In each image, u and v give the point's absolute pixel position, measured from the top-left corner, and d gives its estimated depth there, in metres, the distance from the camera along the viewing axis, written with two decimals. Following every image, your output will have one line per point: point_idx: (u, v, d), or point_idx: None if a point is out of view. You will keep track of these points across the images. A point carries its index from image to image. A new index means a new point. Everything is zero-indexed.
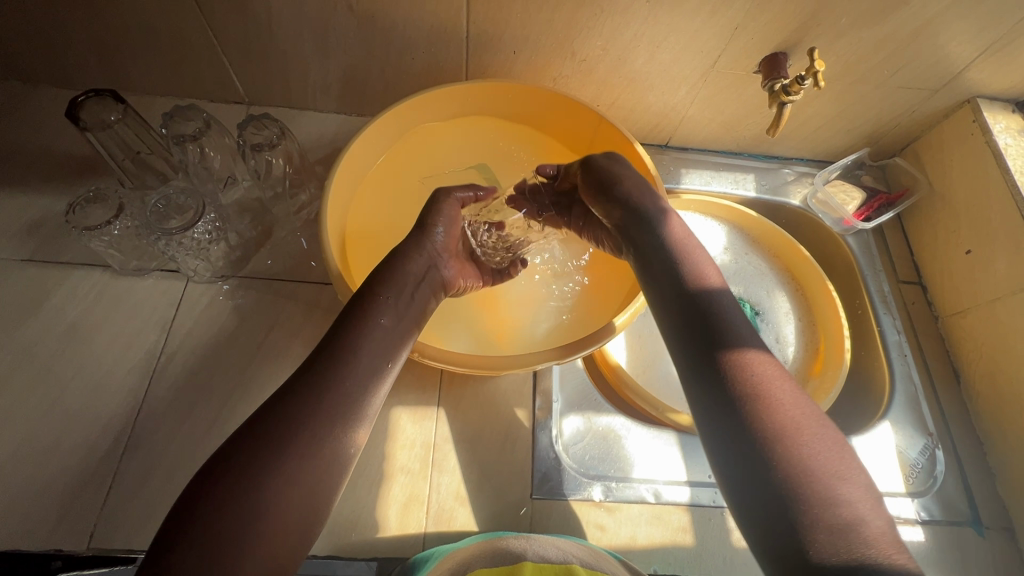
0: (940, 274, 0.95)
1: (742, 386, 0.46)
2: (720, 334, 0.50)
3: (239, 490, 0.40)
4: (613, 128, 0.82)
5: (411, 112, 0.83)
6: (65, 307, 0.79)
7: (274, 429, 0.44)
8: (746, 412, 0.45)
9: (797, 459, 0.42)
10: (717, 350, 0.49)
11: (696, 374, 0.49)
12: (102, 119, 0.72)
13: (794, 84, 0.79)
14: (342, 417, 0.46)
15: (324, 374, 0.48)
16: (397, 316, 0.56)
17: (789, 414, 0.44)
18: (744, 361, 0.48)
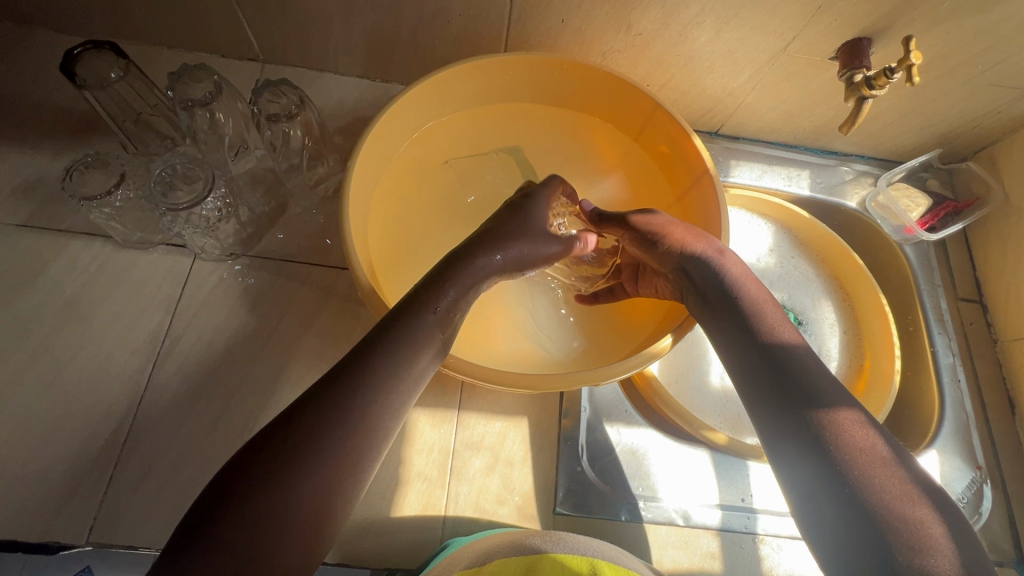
0: (1004, 293, 0.88)
1: (828, 441, 0.46)
2: (796, 385, 0.50)
3: (246, 540, 0.37)
4: (669, 116, 0.73)
5: (444, 85, 0.74)
6: (63, 280, 0.73)
7: (273, 472, 0.39)
8: (829, 464, 0.45)
9: (887, 507, 0.42)
10: (796, 400, 0.49)
11: (772, 424, 0.50)
12: (102, 77, 0.65)
13: (880, 77, 0.69)
14: (352, 453, 0.42)
15: (338, 402, 0.43)
16: (427, 337, 0.49)
17: (864, 452, 0.45)
18: (826, 413, 0.48)
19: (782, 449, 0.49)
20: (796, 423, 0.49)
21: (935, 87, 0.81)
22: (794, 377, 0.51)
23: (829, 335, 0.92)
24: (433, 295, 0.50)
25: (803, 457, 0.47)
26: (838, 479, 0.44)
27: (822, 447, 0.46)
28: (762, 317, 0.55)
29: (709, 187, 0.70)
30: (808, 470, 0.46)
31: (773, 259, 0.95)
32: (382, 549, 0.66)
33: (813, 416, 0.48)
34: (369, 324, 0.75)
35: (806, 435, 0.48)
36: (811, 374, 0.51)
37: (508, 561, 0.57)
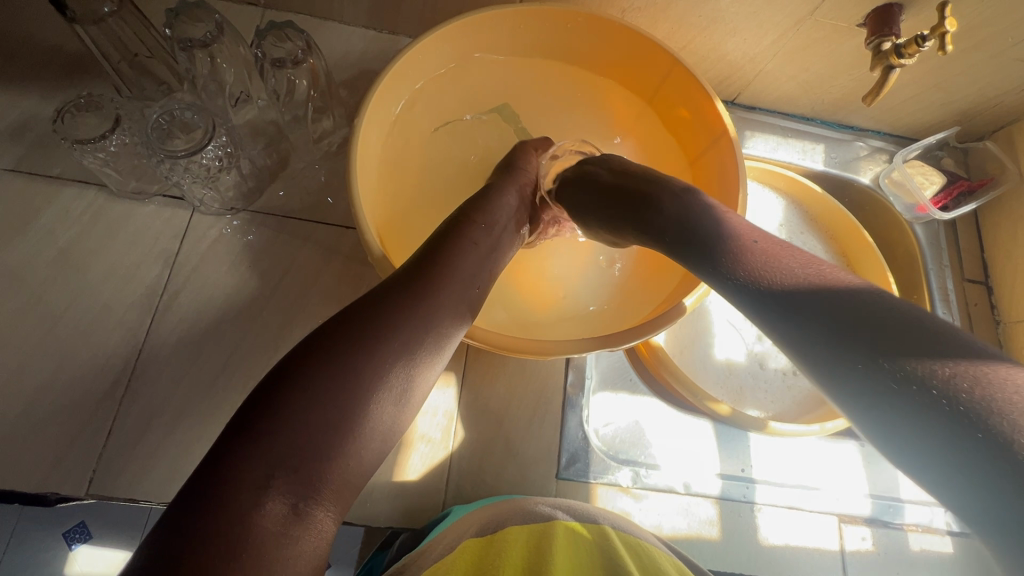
0: (1011, 275, 0.88)
1: (949, 395, 0.29)
2: (857, 333, 0.34)
3: (282, 458, 0.35)
4: (689, 76, 0.70)
5: (457, 37, 0.71)
6: (55, 228, 0.71)
7: (316, 383, 0.38)
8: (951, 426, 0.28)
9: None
10: (877, 355, 0.33)
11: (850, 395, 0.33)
12: (93, 10, 0.60)
13: (911, 45, 0.67)
14: (394, 375, 0.41)
15: (365, 329, 0.41)
16: (464, 280, 0.49)
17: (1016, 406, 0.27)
18: (917, 356, 0.31)
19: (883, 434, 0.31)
20: (895, 380, 0.31)
21: (962, 60, 0.79)
22: (858, 323, 0.34)
23: None
24: (457, 238, 0.52)
25: (914, 428, 0.29)
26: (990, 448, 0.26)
27: (943, 401, 0.29)
28: (780, 261, 0.41)
29: (726, 151, 0.68)
30: (933, 450, 0.28)
31: (783, 235, 0.94)
32: (385, 508, 0.66)
33: (918, 367, 0.31)
34: (374, 285, 0.73)
35: (913, 396, 0.30)
36: (884, 309, 0.34)
37: (519, 527, 0.55)
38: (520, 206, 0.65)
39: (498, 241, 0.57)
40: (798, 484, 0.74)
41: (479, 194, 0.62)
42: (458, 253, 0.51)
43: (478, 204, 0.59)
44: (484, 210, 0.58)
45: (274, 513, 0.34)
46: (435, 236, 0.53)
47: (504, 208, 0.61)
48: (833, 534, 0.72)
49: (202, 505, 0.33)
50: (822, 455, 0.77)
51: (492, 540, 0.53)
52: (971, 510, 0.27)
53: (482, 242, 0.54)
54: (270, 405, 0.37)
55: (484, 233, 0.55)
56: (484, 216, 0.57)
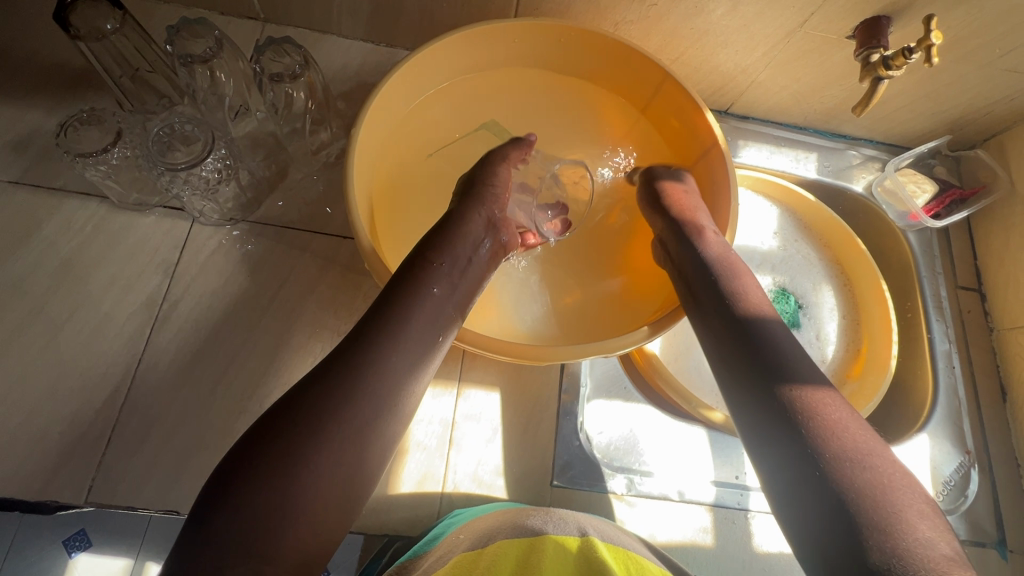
0: (1004, 282, 0.88)
1: (809, 425, 0.45)
2: (775, 367, 0.50)
3: (243, 538, 0.36)
4: (680, 88, 0.71)
5: (453, 50, 0.72)
6: (57, 239, 0.72)
7: (269, 466, 0.38)
8: (805, 443, 0.45)
9: (871, 506, 0.41)
10: (776, 383, 0.49)
11: (757, 407, 0.49)
12: (96, 27, 0.62)
13: (899, 57, 0.68)
14: (355, 440, 0.41)
15: (321, 398, 0.41)
16: (418, 327, 0.48)
17: (845, 436, 0.44)
18: (806, 387, 0.48)
19: (760, 430, 0.48)
20: (775, 403, 0.48)
21: (951, 70, 0.80)
22: (779, 357, 0.50)
23: (827, 319, 0.92)
24: (410, 285, 0.51)
25: (786, 444, 0.46)
26: (822, 463, 0.43)
27: (804, 435, 0.45)
28: (752, 296, 0.55)
29: (717, 161, 0.69)
30: (788, 455, 0.45)
31: (777, 243, 0.95)
32: (381, 515, 0.66)
33: (789, 392, 0.48)
34: (370, 294, 0.74)
35: (784, 420, 0.47)
36: (792, 351, 0.51)
37: (510, 540, 0.55)
38: (485, 230, 0.63)
39: (460, 272, 0.56)
40: None
41: (439, 226, 0.60)
42: (409, 302, 0.49)
43: (438, 239, 0.57)
44: (445, 243, 0.57)
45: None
46: (389, 283, 0.52)
47: (466, 237, 0.59)
48: None
49: None
50: None
51: (478, 556, 0.53)
52: (799, 492, 0.44)
53: (436, 284, 0.52)
54: (225, 491, 0.37)
55: (442, 273, 0.54)
56: (444, 251, 0.56)
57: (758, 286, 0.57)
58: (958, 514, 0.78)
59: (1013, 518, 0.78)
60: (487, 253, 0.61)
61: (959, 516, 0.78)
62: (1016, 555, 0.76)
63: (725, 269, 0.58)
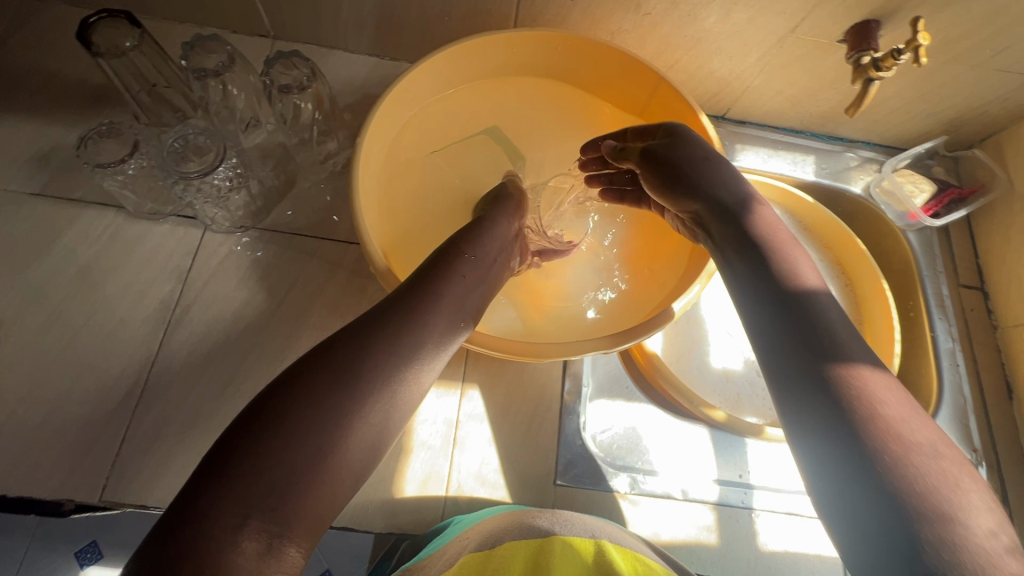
0: (1006, 280, 0.88)
1: (868, 421, 0.39)
2: (827, 346, 0.44)
3: (263, 494, 0.36)
4: (675, 92, 0.73)
5: (454, 60, 0.75)
6: (75, 248, 0.75)
7: (289, 426, 0.39)
8: (858, 436, 0.39)
9: (932, 497, 0.36)
10: (826, 363, 0.43)
11: (800, 387, 0.43)
12: (115, 45, 0.66)
13: (888, 58, 0.70)
14: (373, 409, 0.42)
15: (349, 365, 0.43)
16: (446, 315, 0.50)
17: (898, 424, 0.39)
18: (846, 359, 0.43)
19: (802, 412, 0.42)
20: (819, 383, 0.42)
21: (943, 71, 0.81)
22: (826, 336, 0.44)
23: None
24: (441, 272, 0.53)
25: (834, 432, 0.40)
26: (866, 453, 0.38)
27: (855, 420, 0.39)
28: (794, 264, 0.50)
29: None
30: (847, 461, 0.38)
31: None
32: (386, 514, 0.67)
33: (839, 377, 0.42)
34: (376, 297, 0.76)
35: (847, 423, 0.39)
36: (842, 331, 0.45)
37: (518, 543, 0.54)
38: (511, 236, 0.65)
39: (485, 271, 0.58)
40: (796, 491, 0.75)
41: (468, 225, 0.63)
42: (439, 288, 0.51)
43: (466, 236, 0.60)
44: (468, 238, 0.59)
45: (248, 551, 0.34)
46: (420, 270, 0.54)
47: (494, 238, 0.62)
48: None
49: (178, 536, 0.34)
50: None
51: (490, 556, 0.53)
52: (840, 484, 0.38)
53: (466, 276, 0.55)
54: (241, 445, 0.38)
55: (472, 266, 0.56)
56: (472, 248, 0.58)
57: (806, 259, 0.52)
58: None
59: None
60: (506, 257, 0.63)
61: None
62: None
63: (784, 261, 0.50)
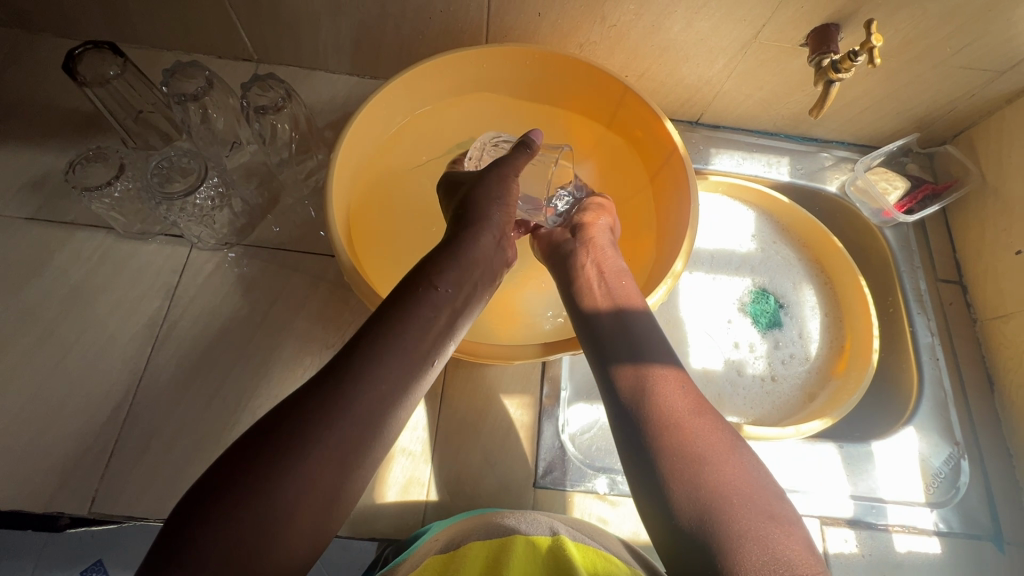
0: (983, 273, 0.89)
1: (653, 414, 0.50)
2: (630, 354, 0.55)
3: (229, 552, 0.38)
4: (640, 100, 0.75)
5: (426, 77, 0.77)
6: (67, 269, 0.77)
7: (283, 453, 0.41)
8: (646, 430, 0.49)
9: (695, 475, 0.45)
10: (628, 368, 0.54)
11: (610, 392, 0.54)
12: (101, 74, 0.69)
13: (845, 61, 0.72)
14: (344, 459, 0.43)
15: (315, 417, 0.43)
16: (415, 346, 0.51)
17: (678, 416, 0.49)
18: (645, 367, 0.53)
19: (617, 426, 0.52)
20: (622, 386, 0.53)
21: (907, 70, 0.83)
22: (632, 346, 0.56)
23: (810, 317, 0.93)
24: (410, 306, 0.53)
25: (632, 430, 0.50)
26: (652, 444, 0.48)
27: (650, 424, 0.49)
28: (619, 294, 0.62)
29: (679, 168, 0.73)
30: (640, 451, 0.49)
31: (756, 245, 0.97)
32: (368, 519, 0.68)
33: (634, 378, 0.53)
34: (357, 308, 0.79)
35: (639, 420, 0.50)
36: (648, 341, 0.56)
37: (479, 543, 0.56)
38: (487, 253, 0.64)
39: (458, 298, 0.58)
40: None
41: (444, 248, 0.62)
42: (407, 323, 0.51)
43: (438, 263, 0.59)
44: (457, 259, 0.61)
45: None
46: (389, 302, 0.54)
47: (467, 262, 0.61)
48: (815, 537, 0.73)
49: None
50: (799, 455, 0.79)
51: (451, 557, 0.54)
52: (638, 474, 0.49)
53: (439, 308, 0.55)
54: (212, 507, 0.39)
55: (443, 298, 0.56)
56: (443, 276, 0.58)
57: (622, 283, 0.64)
58: (950, 506, 0.77)
59: (1009, 510, 0.77)
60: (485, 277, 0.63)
61: (951, 508, 0.77)
62: (1014, 547, 0.75)
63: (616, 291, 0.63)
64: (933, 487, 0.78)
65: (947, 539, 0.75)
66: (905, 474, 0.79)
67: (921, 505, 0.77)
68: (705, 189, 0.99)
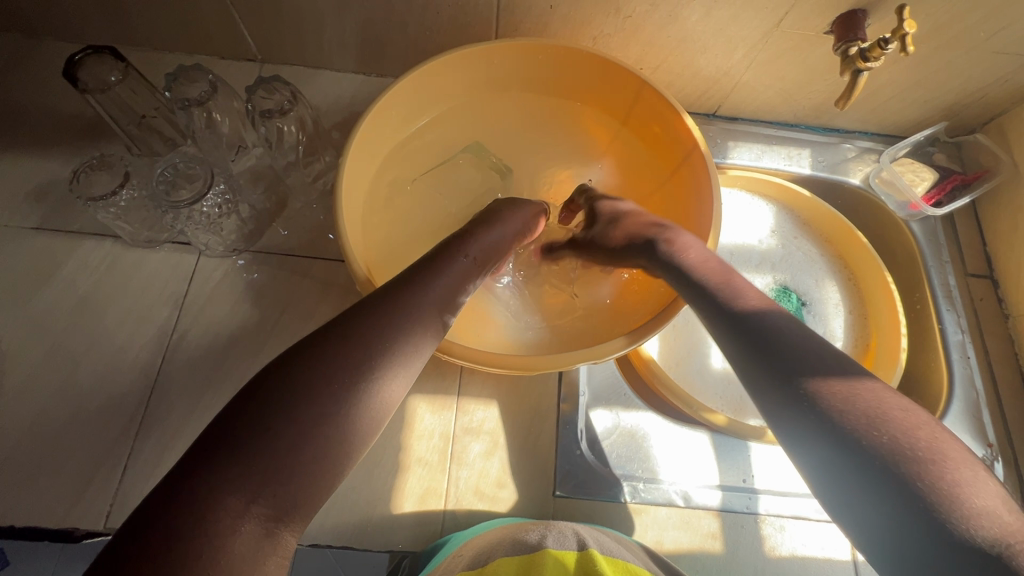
0: (1015, 267, 0.86)
1: (852, 419, 0.41)
2: (795, 358, 0.46)
3: (238, 482, 0.35)
4: (658, 95, 0.72)
5: (434, 75, 0.75)
6: (75, 279, 0.76)
7: (277, 413, 0.38)
8: (854, 439, 0.40)
9: (951, 490, 0.36)
10: (797, 375, 0.45)
11: (783, 401, 0.45)
12: (102, 80, 0.67)
13: (875, 48, 0.69)
14: (358, 404, 0.41)
15: (328, 357, 0.41)
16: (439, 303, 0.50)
17: (892, 419, 0.40)
18: (823, 375, 0.44)
19: (819, 442, 0.42)
20: (803, 396, 0.44)
21: (937, 57, 0.79)
22: (791, 349, 0.46)
23: (834, 315, 0.90)
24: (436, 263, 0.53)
25: (828, 441, 0.41)
26: (863, 454, 0.39)
27: (867, 439, 0.39)
28: (738, 291, 0.53)
29: (699, 165, 0.70)
30: (854, 466, 0.39)
31: (776, 241, 0.94)
32: (385, 531, 0.67)
33: (811, 385, 0.44)
34: None
35: (839, 428, 0.41)
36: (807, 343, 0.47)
37: (506, 562, 0.54)
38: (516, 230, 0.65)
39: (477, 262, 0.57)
40: (804, 493, 0.73)
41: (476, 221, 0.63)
42: (430, 277, 0.51)
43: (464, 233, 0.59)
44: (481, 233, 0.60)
45: (228, 542, 0.34)
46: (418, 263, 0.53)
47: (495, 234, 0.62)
48: (845, 543, 0.71)
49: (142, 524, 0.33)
50: None
51: (479, 574, 0.53)
52: (858, 495, 0.39)
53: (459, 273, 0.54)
54: (222, 439, 0.37)
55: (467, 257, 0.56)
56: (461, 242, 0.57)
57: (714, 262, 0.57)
58: None
59: None
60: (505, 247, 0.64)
61: None
62: None
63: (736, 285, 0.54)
64: None
65: None
66: None
67: None
68: (723, 184, 0.96)
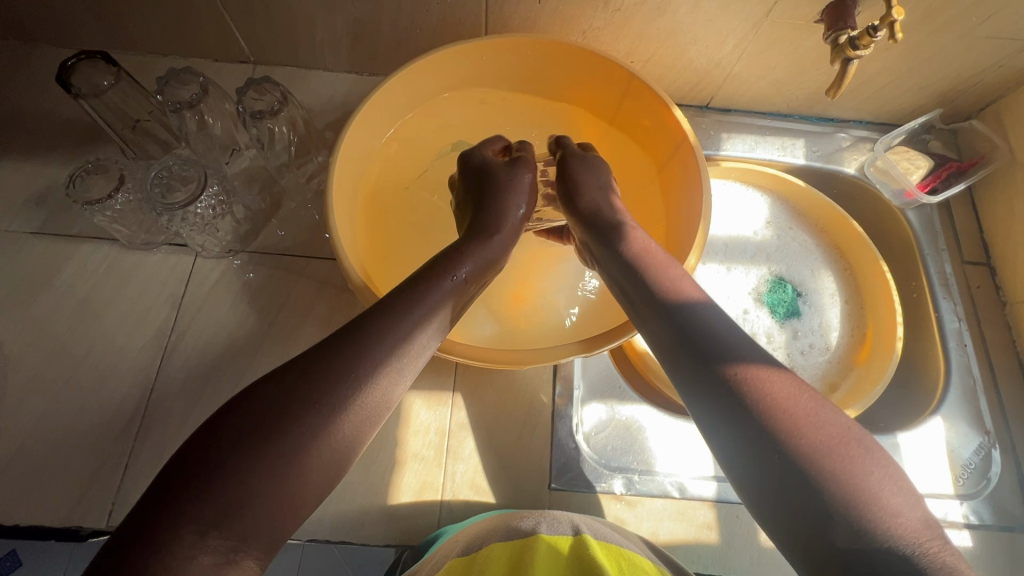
0: (1012, 254, 0.85)
1: (758, 409, 0.42)
2: (712, 347, 0.46)
3: (216, 509, 0.36)
4: (646, 88, 0.72)
5: (424, 73, 0.75)
6: (75, 282, 0.77)
7: (258, 435, 0.39)
8: (757, 429, 0.41)
9: (843, 480, 0.38)
10: (713, 364, 0.46)
11: (698, 390, 0.46)
12: (95, 85, 0.68)
13: (864, 36, 0.67)
14: (344, 421, 0.41)
15: (308, 377, 0.42)
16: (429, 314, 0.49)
17: (792, 409, 0.42)
18: (738, 365, 0.45)
19: (725, 430, 0.43)
20: (717, 385, 0.45)
21: (929, 43, 0.79)
22: (713, 338, 0.47)
23: (830, 306, 0.90)
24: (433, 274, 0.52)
25: (732, 429, 0.43)
26: (763, 443, 0.41)
27: (767, 431, 0.41)
28: (677, 281, 0.53)
29: (688, 158, 0.70)
30: (752, 455, 0.41)
31: (771, 232, 0.94)
32: (383, 526, 0.68)
33: (726, 374, 0.45)
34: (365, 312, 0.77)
35: (746, 417, 0.42)
36: (728, 330, 0.48)
37: (498, 545, 0.55)
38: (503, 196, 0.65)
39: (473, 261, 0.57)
40: None
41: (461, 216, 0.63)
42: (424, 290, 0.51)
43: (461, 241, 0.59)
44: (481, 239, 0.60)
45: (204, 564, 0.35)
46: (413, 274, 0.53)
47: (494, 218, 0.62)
48: None
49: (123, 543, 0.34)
50: None
51: (473, 559, 0.53)
52: (754, 483, 0.41)
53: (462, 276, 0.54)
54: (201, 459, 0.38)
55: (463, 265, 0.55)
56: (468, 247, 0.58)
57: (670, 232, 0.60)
58: (980, 498, 0.75)
59: None
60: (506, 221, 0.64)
61: (981, 500, 0.75)
62: None
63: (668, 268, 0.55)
64: (963, 479, 0.75)
65: (979, 532, 0.72)
66: (936, 466, 0.76)
67: (952, 497, 0.74)
68: (718, 176, 0.96)
